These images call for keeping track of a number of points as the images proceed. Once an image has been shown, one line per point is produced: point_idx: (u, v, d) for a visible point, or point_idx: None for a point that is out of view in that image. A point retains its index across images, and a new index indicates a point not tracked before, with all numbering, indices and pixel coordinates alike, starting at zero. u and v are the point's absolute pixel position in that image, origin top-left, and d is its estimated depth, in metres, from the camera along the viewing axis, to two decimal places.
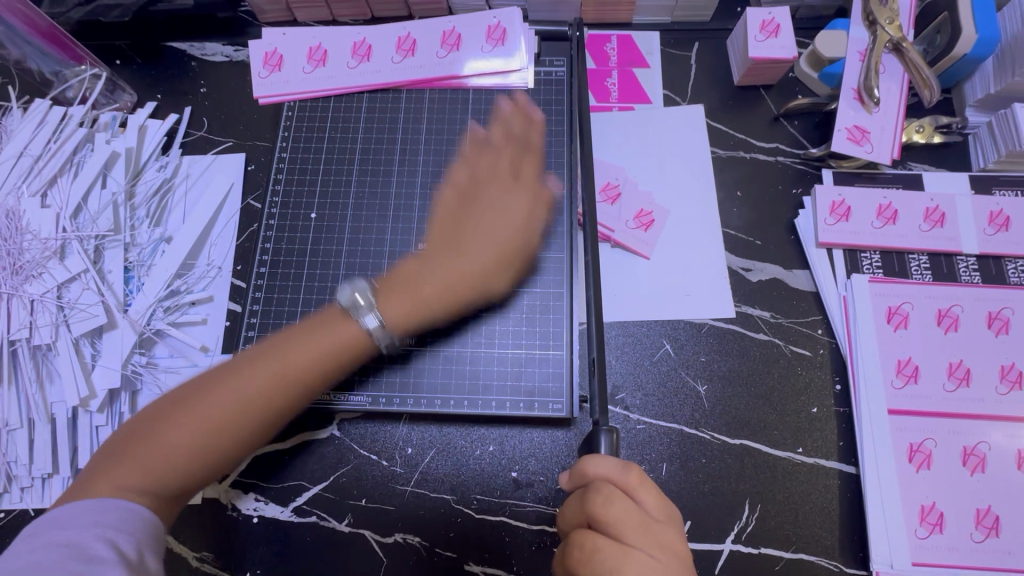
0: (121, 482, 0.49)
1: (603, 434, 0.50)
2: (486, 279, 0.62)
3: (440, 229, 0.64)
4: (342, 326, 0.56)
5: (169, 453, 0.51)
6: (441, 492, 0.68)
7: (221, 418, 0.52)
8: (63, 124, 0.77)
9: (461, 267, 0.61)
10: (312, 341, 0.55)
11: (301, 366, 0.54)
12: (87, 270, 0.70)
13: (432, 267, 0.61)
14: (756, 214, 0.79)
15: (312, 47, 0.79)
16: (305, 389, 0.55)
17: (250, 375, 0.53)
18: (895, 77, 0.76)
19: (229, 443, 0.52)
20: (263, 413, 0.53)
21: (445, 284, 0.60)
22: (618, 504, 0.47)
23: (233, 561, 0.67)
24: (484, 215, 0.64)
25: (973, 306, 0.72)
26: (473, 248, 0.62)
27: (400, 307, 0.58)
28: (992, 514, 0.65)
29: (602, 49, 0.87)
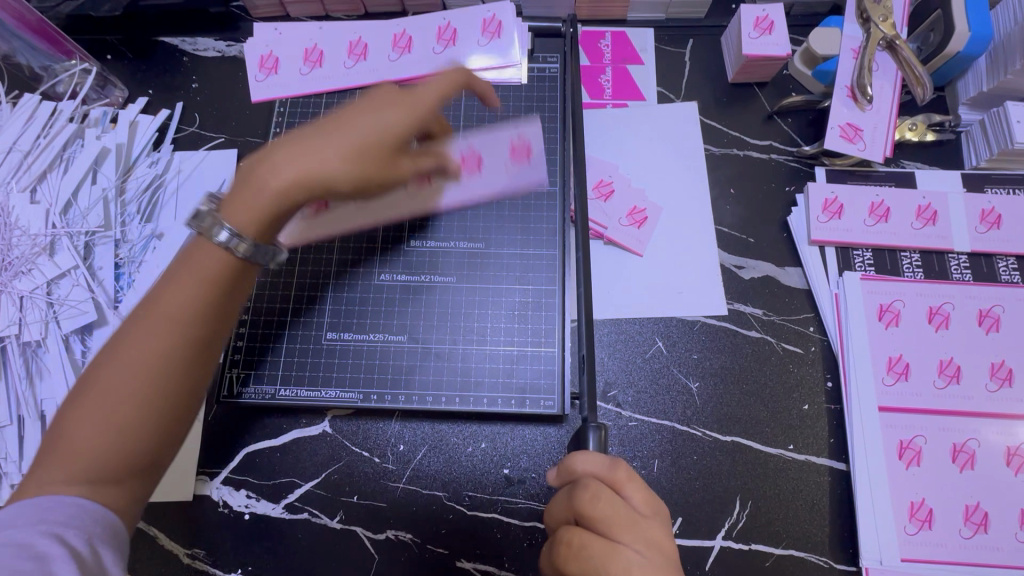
0: (43, 483, 0.43)
1: (591, 431, 0.51)
2: (331, 174, 0.49)
3: (305, 128, 0.53)
4: (217, 230, 0.48)
5: (85, 428, 0.43)
6: (433, 489, 0.68)
7: (136, 360, 0.44)
8: (53, 119, 0.77)
9: (297, 160, 0.49)
10: (207, 250, 0.47)
11: (209, 280, 0.47)
12: (77, 266, 0.70)
13: (277, 154, 0.49)
14: (749, 211, 0.79)
15: (308, 47, 0.79)
16: (221, 305, 0.47)
17: (153, 316, 0.45)
18: (888, 75, 0.76)
19: (151, 381, 0.44)
20: (185, 344, 0.45)
21: (292, 167, 0.48)
22: (605, 502, 0.47)
23: (223, 558, 0.67)
24: (350, 127, 0.51)
25: (964, 304, 0.72)
26: (306, 148, 0.49)
27: (253, 204, 0.48)
28: (980, 510, 0.65)
29: (597, 46, 0.87)
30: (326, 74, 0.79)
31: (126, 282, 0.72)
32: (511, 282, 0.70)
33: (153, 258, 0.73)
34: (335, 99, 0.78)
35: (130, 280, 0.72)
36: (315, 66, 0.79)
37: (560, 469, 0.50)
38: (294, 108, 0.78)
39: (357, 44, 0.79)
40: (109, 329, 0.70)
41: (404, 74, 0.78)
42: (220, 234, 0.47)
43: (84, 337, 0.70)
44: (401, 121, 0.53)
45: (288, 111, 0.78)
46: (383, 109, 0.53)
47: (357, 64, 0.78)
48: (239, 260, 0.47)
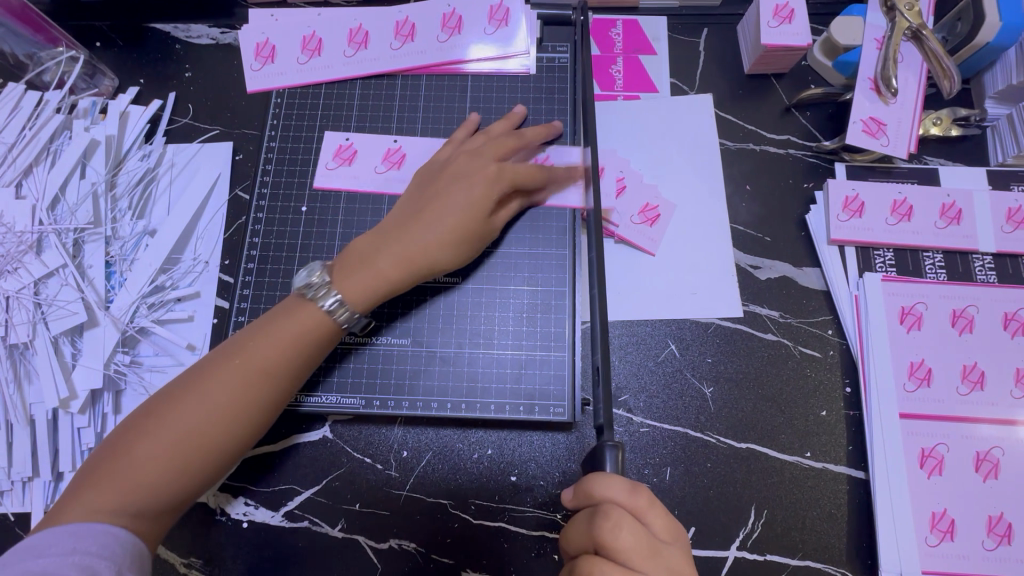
0: (90, 508, 0.49)
1: (608, 450, 0.48)
2: (434, 255, 0.61)
3: (397, 217, 0.64)
4: (304, 311, 0.58)
5: (143, 464, 0.51)
6: (438, 497, 0.66)
7: (200, 417, 0.53)
8: (38, 110, 0.73)
9: (403, 246, 0.61)
10: (279, 334, 0.57)
11: (272, 360, 0.56)
12: (66, 265, 0.67)
13: (383, 243, 0.61)
14: (765, 209, 0.76)
15: (307, 37, 0.75)
16: (279, 383, 0.56)
17: (224, 372, 0.54)
18: (914, 67, 0.73)
19: (206, 440, 0.53)
20: (241, 413, 0.54)
21: (397, 256, 0.61)
22: (628, 530, 0.45)
23: (221, 567, 0.65)
24: (441, 211, 0.62)
25: (989, 307, 0.69)
26: (408, 233, 0.61)
27: (364, 279, 0.59)
28: (1004, 521, 0.63)
29: (607, 35, 0.83)
30: (325, 63, 0.75)
31: (117, 281, 0.69)
32: (519, 282, 0.68)
33: (145, 256, 0.70)
34: (334, 90, 0.75)
35: (121, 279, 0.69)
36: (313, 55, 0.75)
37: (581, 491, 0.48)
38: (292, 99, 0.75)
39: (358, 32, 0.75)
40: (99, 330, 0.67)
41: (407, 64, 0.74)
42: (328, 302, 0.58)
43: (74, 339, 0.67)
44: (486, 197, 0.63)
45: (286, 103, 0.75)
46: (468, 189, 0.63)
47: (358, 54, 0.75)
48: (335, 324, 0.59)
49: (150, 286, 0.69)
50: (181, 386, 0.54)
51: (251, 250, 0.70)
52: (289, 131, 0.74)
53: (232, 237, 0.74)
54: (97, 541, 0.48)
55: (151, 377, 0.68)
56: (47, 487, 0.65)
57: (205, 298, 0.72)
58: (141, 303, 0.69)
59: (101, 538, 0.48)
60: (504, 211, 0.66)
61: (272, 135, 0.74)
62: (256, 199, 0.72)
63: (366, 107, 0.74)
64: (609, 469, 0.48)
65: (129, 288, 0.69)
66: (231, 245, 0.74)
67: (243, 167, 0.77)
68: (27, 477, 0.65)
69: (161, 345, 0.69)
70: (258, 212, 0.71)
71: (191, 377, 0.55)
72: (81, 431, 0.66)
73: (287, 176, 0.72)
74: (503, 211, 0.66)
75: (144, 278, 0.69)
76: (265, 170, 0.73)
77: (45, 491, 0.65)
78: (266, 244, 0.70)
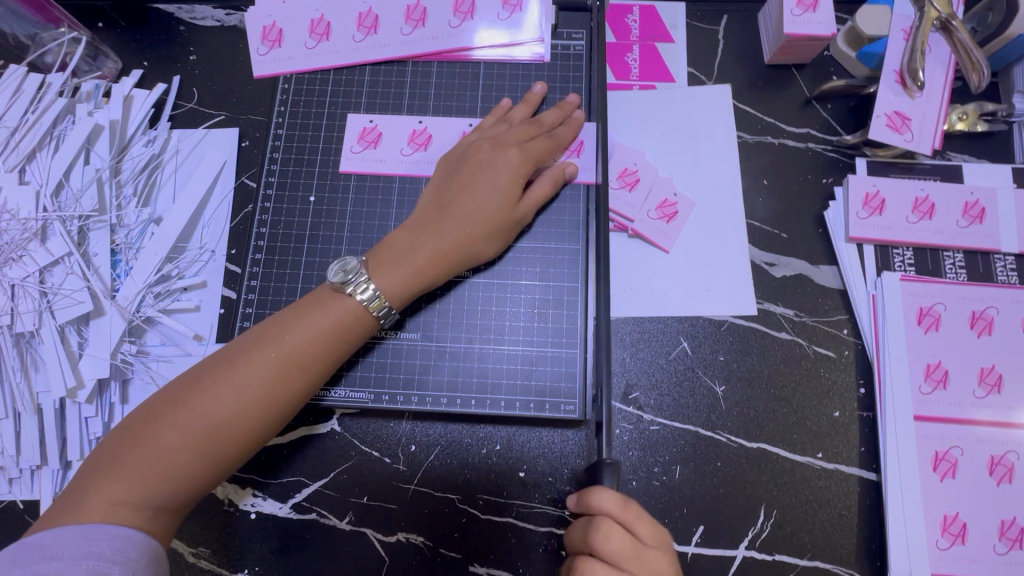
0: (115, 498, 0.48)
1: (606, 466, 0.48)
2: (470, 247, 0.61)
3: (425, 211, 0.63)
4: (338, 304, 0.57)
5: (173, 454, 0.50)
6: (446, 492, 0.66)
7: (231, 408, 0.52)
8: (42, 92, 0.72)
9: (436, 240, 0.60)
10: (314, 327, 0.56)
11: (307, 354, 0.55)
12: (71, 253, 0.66)
13: (418, 237, 0.61)
14: (784, 205, 0.74)
15: (314, 20, 0.73)
16: (311, 377, 0.55)
17: (257, 363, 0.53)
18: (941, 59, 0.71)
19: (235, 433, 0.52)
20: (272, 407, 0.53)
21: (433, 249, 0.60)
22: (616, 542, 0.47)
23: (229, 558, 0.64)
24: (471, 201, 0.61)
25: (1009, 309, 0.68)
26: (441, 227, 0.60)
27: (402, 274, 0.59)
28: (1016, 526, 0.62)
29: (624, 22, 0.81)
30: (334, 48, 0.73)
31: (123, 270, 0.68)
32: (530, 277, 0.66)
33: (152, 244, 0.69)
34: (343, 77, 0.73)
35: (127, 267, 0.68)
36: (321, 39, 0.73)
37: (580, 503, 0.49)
38: (300, 85, 0.73)
39: (367, 15, 0.73)
40: (106, 320, 0.66)
41: (418, 50, 0.72)
42: (364, 296, 0.57)
43: (80, 328, 0.66)
44: (513, 183, 0.62)
45: (293, 89, 0.73)
46: (494, 179, 0.62)
47: (367, 39, 0.73)
48: (372, 316, 0.58)
49: (157, 275, 0.68)
50: (210, 374, 0.53)
51: (259, 240, 0.68)
52: (297, 118, 0.72)
53: (238, 226, 0.73)
54: (112, 545, 0.46)
55: (158, 367, 0.67)
56: (56, 475, 0.65)
57: (212, 288, 0.71)
58: (148, 292, 0.68)
59: (114, 542, 0.46)
60: (537, 191, 0.64)
61: (280, 122, 0.72)
62: (263, 188, 0.70)
63: (376, 94, 0.73)
64: (608, 485, 0.48)
65: (135, 276, 0.68)
66: (238, 234, 0.73)
67: (249, 154, 0.75)
68: (36, 465, 0.64)
69: (167, 335, 0.69)
70: (265, 201, 0.70)
71: (221, 366, 0.54)
72: (88, 421, 0.65)
73: (294, 164, 0.71)
74: (536, 192, 0.64)
75: (151, 266, 0.68)
76: (272, 158, 0.71)
77: (55, 479, 0.65)
78: (273, 235, 0.69)
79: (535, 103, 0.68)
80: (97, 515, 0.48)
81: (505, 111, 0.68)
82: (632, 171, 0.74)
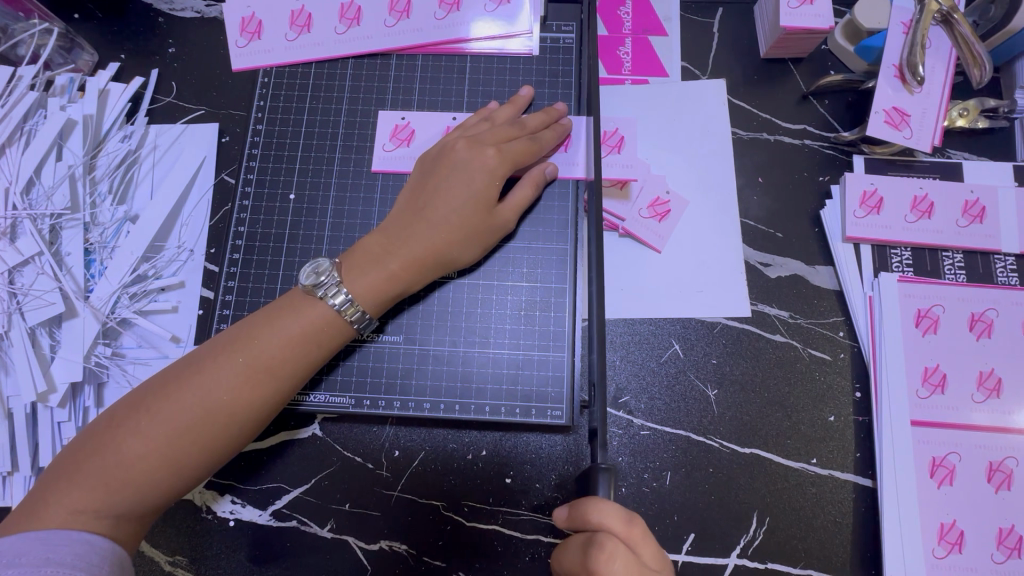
0: (76, 506, 0.47)
1: (601, 475, 0.46)
2: (446, 252, 0.59)
3: (399, 214, 0.61)
4: (310, 308, 0.55)
5: (135, 462, 0.49)
6: (430, 498, 0.64)
7: (197, 414, 0.50)
8: (13, 86, 0.69)
9: (411, 244, 0.58)
10: (285, 331, 0.54)
11: (276, 359, 0.53)
12: (42, 253, 0.64)
13: (393, 241, 0.59)
14: (779, 203, 0.72)
15: (295, 11, 0.71)
16: (282, 384, 0.53)
17: (225, 368, 0.52)
18: (942, 52, 0.69)
19: (200, 439, 0.50)
20: (240, 414, 0.52)
21: (408, 254, 0.58)
22: (621, 562, 0.44)
23: (206, 566, 0.63)
24: (445, 206, 0.59)
25: (1009, 311, 0.66)
26: (415, 232, 0.59)
27: (374, 278, 0.57)
28: (1015, 533, 0.61)
29: (616, 15, 0.79)
30: (315, 41, 0.71)
31: (97, 270, 0.66)
32: (517, 278, 0.64)
33: (127, 244, 0.67)
34: (325, 70, 0.71)
35: (101, 267, 0.66)
36: (302, 31, 0.71)
37: (575, 518, 0.47)
38: (280, 79, 0.71)
39: (350, 6, 0.70)
40: (79, 321, 0.64)
41: (403, 43, 0.70)
42: (337, 301, 0.55)
43: (52, 330, 0.64)
44: (489, 185, 0.60)
45: (274, 83, 0.71)
46: (468, 180, 0.60)
47: (350, 31, 0.70)
48: (345, 321, 0.56)
49: (132, 275, 0.66)
50: (176, 378, 0.51)
51: (237, 240, 0.66)
52: (277, 113, 0.70)
53: (217, 224, 0.71)
54: (73, 550, 0.45)
55: (134, 370, 0.65)
56: (28, 482, 0.63)
57: (190, 288, 0.69)
58: (123, 292, 0.66)
59: (76, 548, 0.46)
60: (516, 198, 0.62)
61: (259, 117, 0.70)
62: (242, 185, 0.68)
63: (359, 88, 0.70)
64: (605, 497, 0.46)
65: (109, 276, 0.66)
66: (217, 232, 0.70)
67: (229, 150, 0.73)
68: (6, 472, 0.62)
69: (144, 337, 0.67)
70: (244, 199, 0.67)
71: (187, 371, 0.52)
72: (61, 426, 0.63)
73: (274, 161, 0.69)
74: (514, 198, 0.62)
75: (125, 267, 0.66)
76: (251, 155, 0.69)
77: (26, 486, 0.63)
78: (252, 234, 0.67)
79: (519, 103, 0.66)
80: (56, 523, 0.46)
81: (488, 110, 0.66)
82: (613, 133, 0.71)
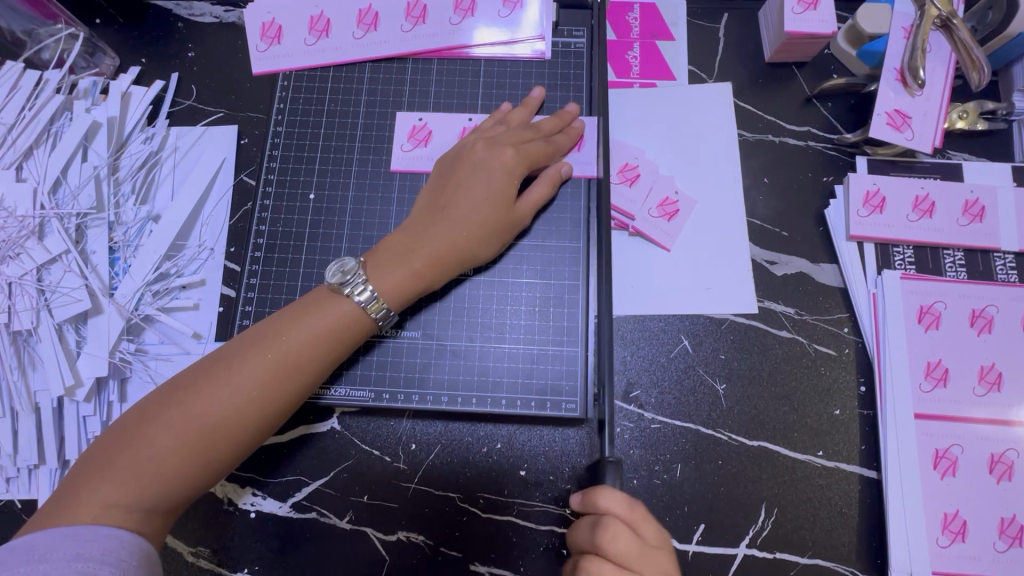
0: (108, 500, 0.49)
1: (609, 465, 0.49)
2: (466, 249, 0.61)
3: (419, 213, 0.63)
4: (333, 306, 0.57)
5: (166, 456, 0.50)
6: (446, 490, 0.65)
7: (225, 409, 0.52)
8: (39, 89, 0.71)
9: (432, 242, 0.60)
10: (309, 329, 0.55)
11: (302, 356, 0.55)
12: (69, 251, 0.66)
13: (416, 240, 0.60)
14: (784, 203, 0.74)
15: (313, 16, 0.73)
16: (306, 380, 0.55)
17: (252, 366, 0.53)
18: (941, 57, 0.71)
19: (229, 435, 0.52)
20: (265, 410, 0.53)
21: (429, 251, 0.60)
22: (623, 541, 0.46)
23: (228, 557, 0.64)
24: (465, 204, 0.61)
25: (1009, 307, 0.68)
26: (436, 230, 0.60)
27: (399, 277, 0.58)
28: (1016, 523, 0.63)
29: (624, 19, 0.81)
30: (334, 45, 0.73)
31: (121, 268, 0.68)
32: (531, 276, 0.66)
33: (150, 242, 0.69)
34: (343, 74, 0.73)
35: (125, 265, 0.68)
36: (321, 36, 0.73)
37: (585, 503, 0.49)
38: (299, 82, 0.73)
39: (367, 12, 0.73)
40: (104, 318, 0.66)
41: (419, 47, 0.72)
42: (362, 297, 0.57)
43: (78, 327, 0.66)
44: (507, 184, 0.62)
45: (293, 86, 0.73)
46: (487, 179, 0.61)
47: (367, 36, 0.72)
48: (370, 318, 0.57)
49: (155, 273, 0.68)
50: (203, 375, 0.53)
51: (258, 239, 0.68)
52: (296, 115, 0.72)
53: (237, 224, 0.72)
54: (102, 546, 0.46)
55: (156, 365, 0.67)
56: (54, 475, 0.64)
57: (211, 286, 0.70)
58: (146, 290, 0.68)
59: (104, 542, 0.47)
60: (533, 195, 0.64)
61: (279, 119, 0.72)
62: (262, 185, 0.70)
63: (376, 91, 0.72)
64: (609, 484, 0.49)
65: (134, 274, 0.67)
66: (237, 231, 0.72)
67: (248, 152, 0.75)
68: (33, 465, 0.64)
69: (166, 334, 0.68)
70: (264, 199, 0.69)
71: (214, 367, 0.53)
72: (87, 420, 0.65)
73: (294, 162, 0.70)
74: (531, 196, 0.64)
75: (149, 265, 0.68)
76: (271, 156, 0.71)
77: (52, 479, 0.64)
78: (273, 233, 0.68)
79: (533, 104, 0.68)
80: (88, 516, 0.48)
81: (503, 111, 0.68)
82: (632, 166, 0.74)
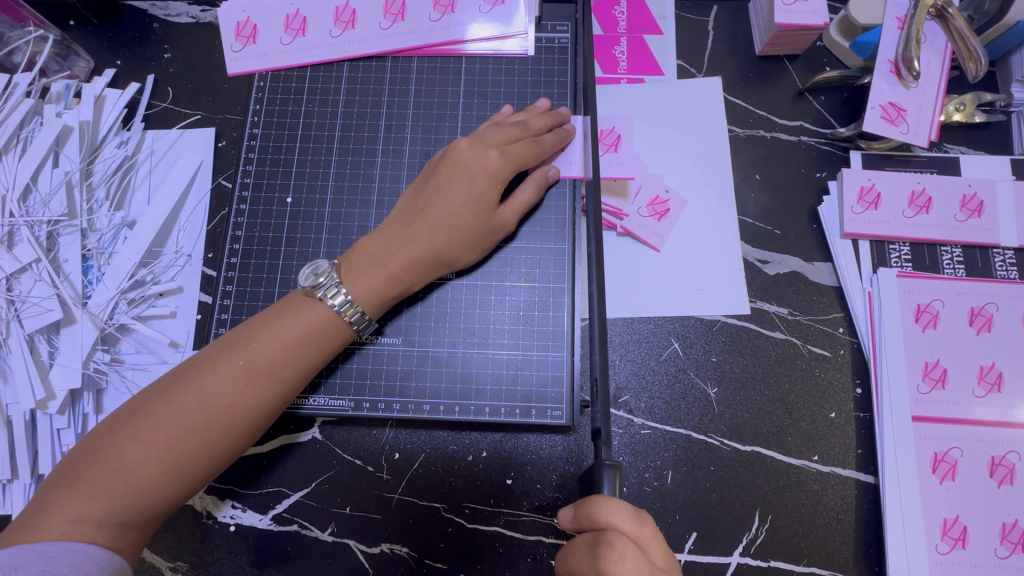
0: (77, 515, 0.47)
1: (606, 472, 0.46)
2: (445, 251, 0.59)
3: (401, 213, 0.61)
4: (309, 310, 0.55)
5: (137, 468, 0.49)
6: (431, 501, 0.63)
7: (199, 418, 0.50)
8: (8, 93, 0.69)
9: (410, 243, 0.58)
10: (283, 333, 0.54)
11: (278, 361, 0.53)
12: (39, 260, 0.64)
13: (393, 241, 0.58)
14: (776, 200, 0.72)
15: (289, 15, 0.71)
16: (283, 386, 0.53)
17: (225, 372, 0.51)
18: (936, 48, 0.69)
19: (203, 443, 0.50)
20: (239, 416, 0.51)
21: (409, 254, 0.58)
22: (631, 560, 0.45)
23: (207, 571, 0.63)
24: (444, 207, 0.59)
25: (1007, 305, 0.66)
26: (415, 232, 0.58)
27: (375, 280, 0.57)
28: (1018, 528, 0.61)
29: (611, 13, 0.79)
30: (310, 44, 0.71)
31: (95, 276, 0.66)
32: (516, 279, 0.64)
33: (124, 249, 0.67)
34: (320, 74, 0.71)
35: (99, 273, 0.66)
36: (297, 35, 0.71)
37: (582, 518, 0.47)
38: (276, 83, 0.71)
39: (345, 10, 0.70)
40: (78, 327, 0.64)
41: (397, 45, 0.70)
42: (336, 301, 0.55)
43: (50, 337, 0.64)
44: (489, 189, 0.59)
45: (269, 86, 0.71)
46: (468, 181, 0.59)
47: (344, 34, 0.70)
48: (346, 322, 0.56)
49: (129, 281, 0.66)
50: (176, 382, 0.51)
51: (235, 243, 0.66)
52: (273, 116, 0.70)
53: (215, 228, 0.70)
54: (69, 562, 0.45)
55: (133, 376, 0.65)
56: (28, 490, 0.63)
57: (188, 293, 0.69)
58: (121, 298, 0.66)
59: (72, 558, 0.46)
60: (517, 200, 0.62)
61: (255, 121, 0.70)
62: (239, 188, 0.68)
63: (354, 91, 0.70)
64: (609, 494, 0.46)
65: (107, 283, 0.65)
66: (214, 236, 0.70)
67: (226, 155, 0.73)
68: (6, 479, 0.62)
69: (143, 343, 0.66)
70: (241, 202, 0.67)
71: (187, 375, 0.52)
72: (61, 432, 0.63)
73: (271, 163, 0.69)
74: (515, 201, 0.62)
75: (122, 273, 0.66)
76: (248, 158, 0.69)
77: (26, 494, 0.63)
78: (250, 237, 0.67)
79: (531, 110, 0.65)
80: (57, 534, 0.46)
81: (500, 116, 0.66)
82: (609, 131, 0.72)
